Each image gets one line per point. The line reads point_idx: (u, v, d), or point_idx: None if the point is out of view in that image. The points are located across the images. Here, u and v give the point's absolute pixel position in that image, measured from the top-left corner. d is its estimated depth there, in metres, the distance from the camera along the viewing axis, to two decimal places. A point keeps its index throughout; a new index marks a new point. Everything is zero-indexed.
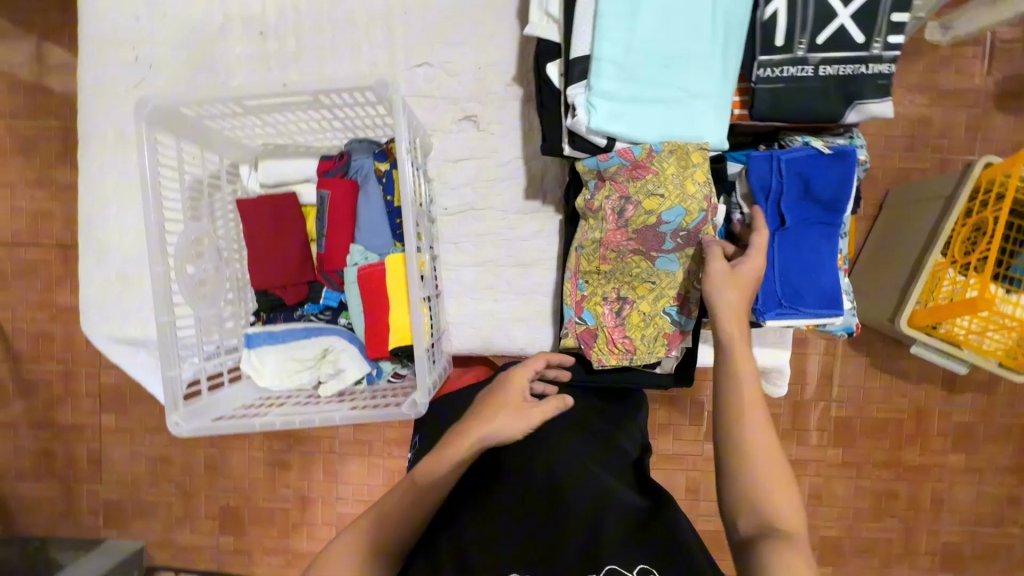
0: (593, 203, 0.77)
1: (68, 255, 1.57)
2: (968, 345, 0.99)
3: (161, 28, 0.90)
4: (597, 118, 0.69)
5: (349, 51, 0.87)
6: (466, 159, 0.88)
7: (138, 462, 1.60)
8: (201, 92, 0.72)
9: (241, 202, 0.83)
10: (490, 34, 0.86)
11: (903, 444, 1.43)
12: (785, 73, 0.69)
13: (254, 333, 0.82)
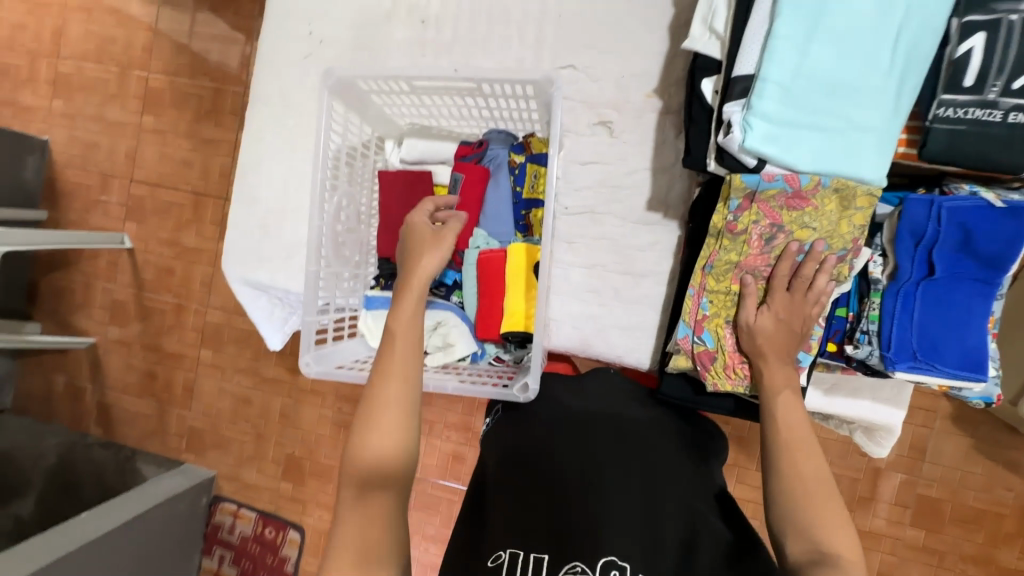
0: (736, 225, 0.75)
1: (197, 202, 1.74)
2: None
3: (335, 8, 0.98)
4: (752, 138, 0.67)
5: (502, 47, 0.92)
6: (595, 162, 0.90)
7: (224, 398, 1.75)
8: (376, 69, 0.79)
9: (382, 171, 0.91)
10: (638, 45, 0.87)
11: (999, 542, 1.40)
12: (969, 115, 0.68)
13: (375, 295, 0.90)
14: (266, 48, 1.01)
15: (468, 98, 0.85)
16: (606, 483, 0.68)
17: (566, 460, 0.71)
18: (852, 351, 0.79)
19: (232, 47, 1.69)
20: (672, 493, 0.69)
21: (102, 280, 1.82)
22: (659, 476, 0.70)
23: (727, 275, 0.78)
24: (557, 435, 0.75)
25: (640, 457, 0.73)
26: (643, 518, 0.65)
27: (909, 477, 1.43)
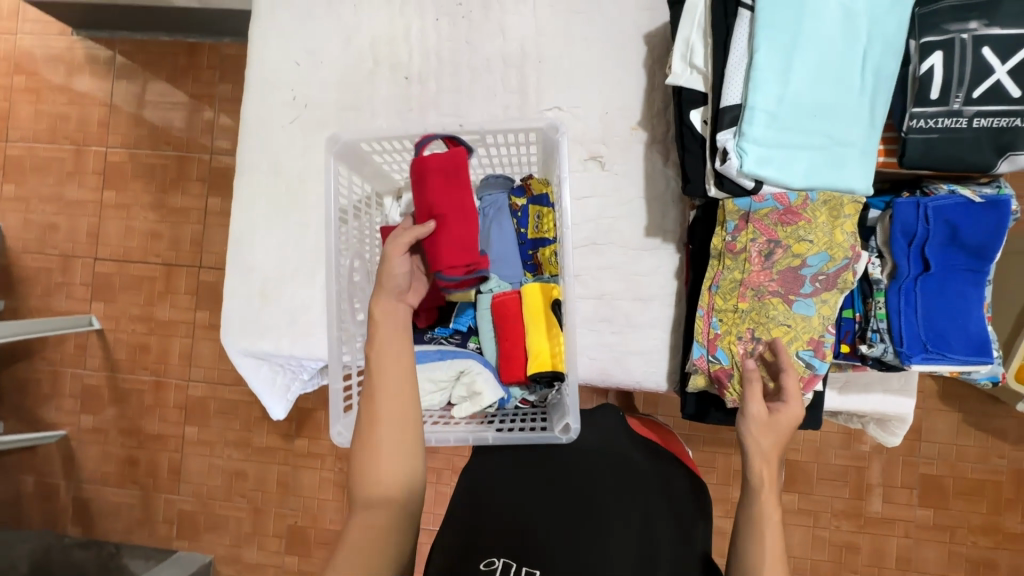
0: (735, 245, 0.79)
1: (169, 273, 1.68)
2: None
3: (316, 71, 0.99)
4: (748, 163, 0.71)
5: (485, 96, 0.94)
6: (593, 197, 0.92)
7: (216, 474, 1.66)
8: (384, 131, 0.82)
9: (384, 228, 0.89)
10: (617, 82, 0.92)
11: (1003, 510, 1.47)
12: (940, 124, 0.74)
13: None
14: (248, 118, 1.01)
15: (466, 148, 0.88)
16: (604, 531, 0.69)
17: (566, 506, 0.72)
18: (867, 350, 0.82)
19: (193, 113, 1.67)
20: (668, 546, 0.70)
21: (70, 367, 1.71)
22: (659, 524, 0.71)
23: (733, 293, 0.81)
24: (559, 479, 0.77)
25: (642, 504, 0.73)
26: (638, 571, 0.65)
27: (910, 459, 1.49)
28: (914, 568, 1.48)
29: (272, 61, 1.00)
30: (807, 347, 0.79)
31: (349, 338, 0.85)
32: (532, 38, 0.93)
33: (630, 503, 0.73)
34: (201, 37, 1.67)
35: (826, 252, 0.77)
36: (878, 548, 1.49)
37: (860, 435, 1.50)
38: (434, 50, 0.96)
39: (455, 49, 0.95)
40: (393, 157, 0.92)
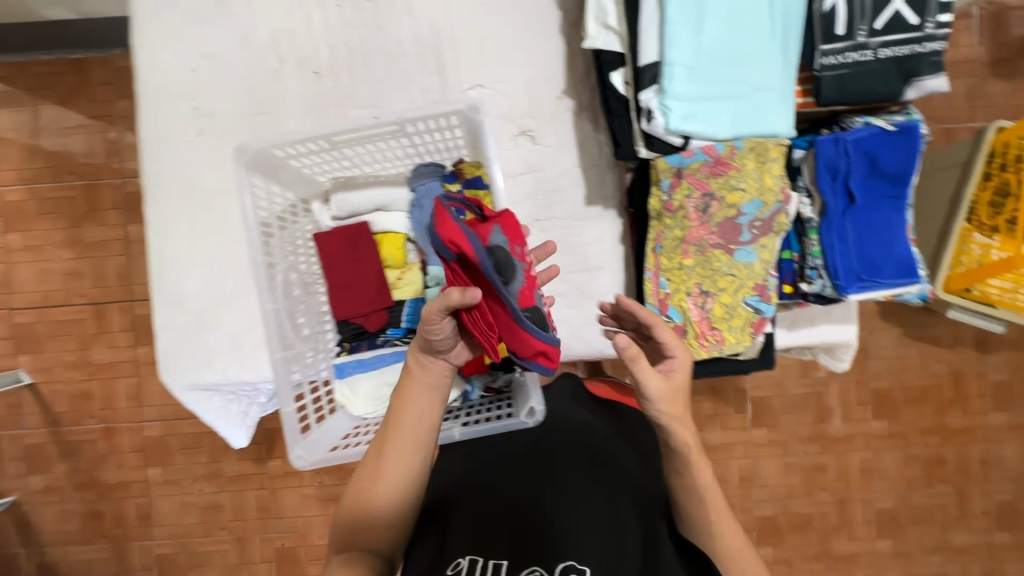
0: (672, 203, 0.82)
1: (99, 312, 1.56)
2: (1002, 303, 1.26)
3: (216, 77, 0.93)
4: (673, 120, 0.72)
5: (406, 84, 0.91)
6: (526, 172, 0.91)
7: (189, 511, 1.59)
8: (294, 133, 0.77)
9: (318, 235, 0.86)
10: (535, 51, 0.89)
11: (946, 409, 1.60)
12: (849, 58, 0.78)
13: (344, 363, 0.85)
14: (148, 133, 0.93)
15: (389, 141, 0.84)
16: (562, 509, 0.71)
17: (521, 489, 0.74)
18: (807, 287, 0.88)
19: (94, 136, 1.54)
20: (628, 503, 0.73)
21: (6, 429, 1.58)
22: (619, 483, 0.75)
23: (676, 251, 0.84)
24: (513, 466, 0.79)
25: (597, 473, 0.76)
26: (605, 535, 0.68)
27: (860, 377, 1.59)
28: (876, 476, 1.60)
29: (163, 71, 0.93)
30: (754, 294, 0.83)
31: (300, 356, 0.83)
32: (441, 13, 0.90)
33: (584, 475, 0.76)
34: (87, 52, 1.52)
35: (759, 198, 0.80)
36: (843, 463, 1.60)
37: (814, 363, 1.59)
38: (341, 40, 0.92)
39: (362, 36, 0.91)
40: (312, 158, 0.86)
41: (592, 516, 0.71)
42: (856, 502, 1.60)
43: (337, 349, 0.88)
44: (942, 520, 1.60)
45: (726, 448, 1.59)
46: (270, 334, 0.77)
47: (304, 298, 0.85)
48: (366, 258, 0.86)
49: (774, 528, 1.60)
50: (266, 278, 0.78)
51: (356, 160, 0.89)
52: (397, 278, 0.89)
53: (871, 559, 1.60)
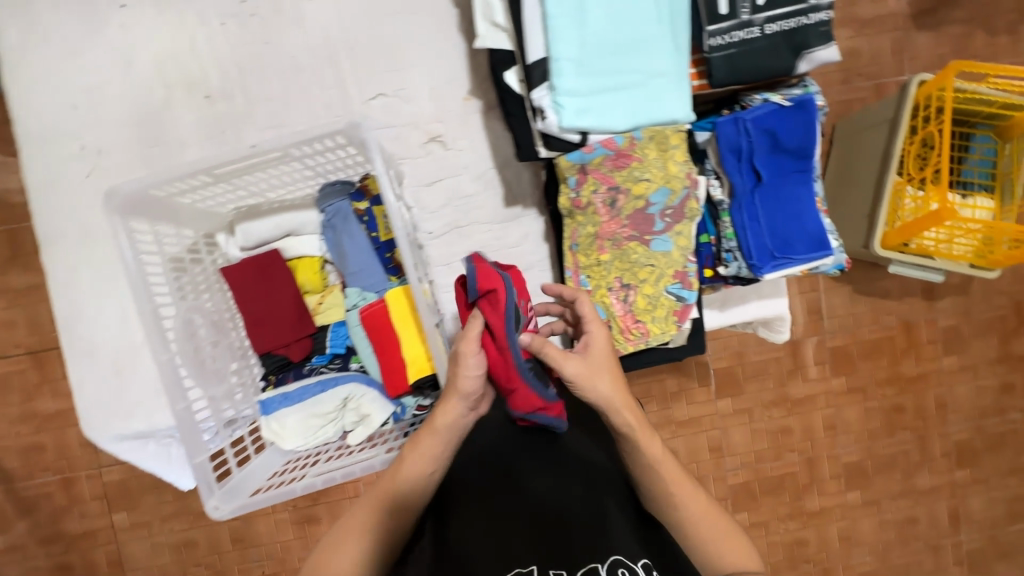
0: (581, 200, 0.91)
1: (40, 361, 1.49)
2: (939, 253, 1.30)
3: (99, 113, 1.11)
4: (567, 116, 0.81)
5: (304, 103, 1.10)
6: (442, 180, 1.09)
7: (162, 552, 1.55)
8: (166, 173, 0.78)
9: (227, 270, 0.92)
10: (442, 59, 1.07)
11: (900, 359, 1.64)
12: (735, 37, 0.84)
13: (269, 399, 0.88)
14: (38, 178, 1.10)
15: (282, 165, 0.86)
16: (514, 530, 0.81)
17: (475, 518, 0.83)
18: (726, 270, 0.95)
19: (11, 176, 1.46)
20: (577, 499, 0.85)
21: None
22: (570, 477, 0.87)
23: (592, 247, 0.93)
24: (464, 495, 0.87)
25: (540, 486, 0.86)
26: (559, 527, 0.81)
27: (816, 338, 1.62)
28: (840, 431, 1.64)
29: (85, 124, 1.11)
30: (674, 280, 0.93)
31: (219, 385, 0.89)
32: (331, 27, 1.08)
33: (530, 490, 0.85)
34: None
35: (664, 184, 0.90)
36: (807, 424, 1.64)
37: None
38: (226, 66, 1.09)
39: (252, 53, 1.09)
40: (201, 193, 0.88)
41: (540, 524, 0.82)
42: (824, 459, 1.65)
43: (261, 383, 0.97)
44: (905, 465, 1.66)
45: (694, 423, 1.61)
46: (166, 380, 0.79)
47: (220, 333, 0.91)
48: (279, 286, 0.94)
49: (748, 493, 1.64)
50: (155, 327, 0.79)
51: (258, 188, 0.93)
52: (317, 302, 0.97)
53: (842, 511, 1.66)
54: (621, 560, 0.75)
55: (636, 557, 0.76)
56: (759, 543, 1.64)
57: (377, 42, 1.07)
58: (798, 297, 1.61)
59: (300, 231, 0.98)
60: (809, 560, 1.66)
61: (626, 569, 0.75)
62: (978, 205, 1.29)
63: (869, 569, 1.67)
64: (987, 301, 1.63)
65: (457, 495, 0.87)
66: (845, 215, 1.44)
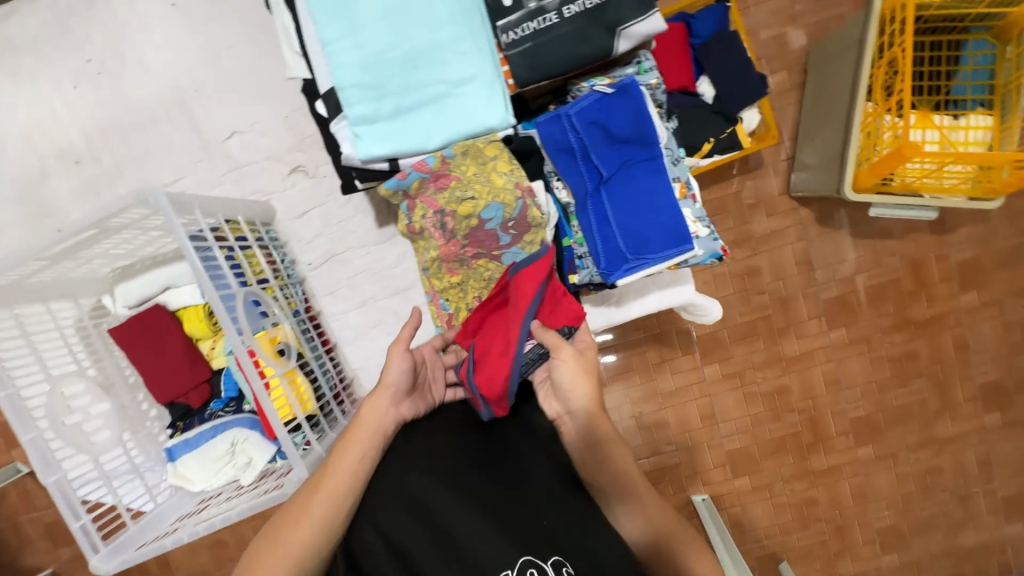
0: (415, 226, 0.92)
1: None
2: (926, 188, 1.15)
3: (7, 184, 1.17)
4: (366, 146, 0.84)
5: (169, 153, 1.15)
6: (314, 208, 1.14)
7: (199, 551, 1.61)
8: (3, 264, 0.84)
9: (115, 329, 1.00)
10: (288, 87, 1.12)
11: (908, 303, 1.49)
12: (529, 29, 0.81)
13: (174, 445, 0.97)
14: None
15: (115, 234, 0.94)
16: (417, 546, 0.71)
17: (366, 535, 0.72)
18: (581, 277, 0.92)
19: None
20: (501, 497, 0.75)
21: (23, 511, 1.61)
22: (488, 477, 0.77)
23: (442, 271, 0.94)
24: (368, 506, 0.74)
25: (450, 488, 0.74)
26: (479, 532, 0.70)
27: (808, 291, 1.50)
28: (844, 386, 1.53)
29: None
30: None
31: (135, 432, 1.02)
32: (178, 74, 1.13)
33: (429, 499, 0.73)
34: None
35: (494, 198, 0.88)
36: (806, 382, 1.54)
37: (756, 287, 1.50)
38: (98, 128, 1.15)
39: (111, 114, 1.14)
40: (60, 268, 0.96)
41: (446, 536, 0.71)
42: (828, 416, 1.55)
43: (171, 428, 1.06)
44: (923, 414, 1.53)
45: (682, 392, 1.55)
46: (40, 457, 0.87)
47: (120, 391, 1.02)
48: (162, 339, 1.01)
49: (748, 457, 1.57)
50: (21, 411, 0.86)
51: (124, 253, 1.02)
52: (210, 348, 1.05)
53: (854, 467, 1.56)
54: (531, 559, 0.68)
55: (546, 553, 0.69)
56: (766, 506, 1.58)
57: (235, 82, 1.12)
58: (784, 250, 1.48)
59: (178, 282, 1.04)
60: (821, 519, 1.58)
61: (537, 570, 0.68)
62: (971, 128, 1.10)
63: (890, 523, 1.58)
64: (1010, 227, 1.44)
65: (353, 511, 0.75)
66: (821, 151, 1.31)
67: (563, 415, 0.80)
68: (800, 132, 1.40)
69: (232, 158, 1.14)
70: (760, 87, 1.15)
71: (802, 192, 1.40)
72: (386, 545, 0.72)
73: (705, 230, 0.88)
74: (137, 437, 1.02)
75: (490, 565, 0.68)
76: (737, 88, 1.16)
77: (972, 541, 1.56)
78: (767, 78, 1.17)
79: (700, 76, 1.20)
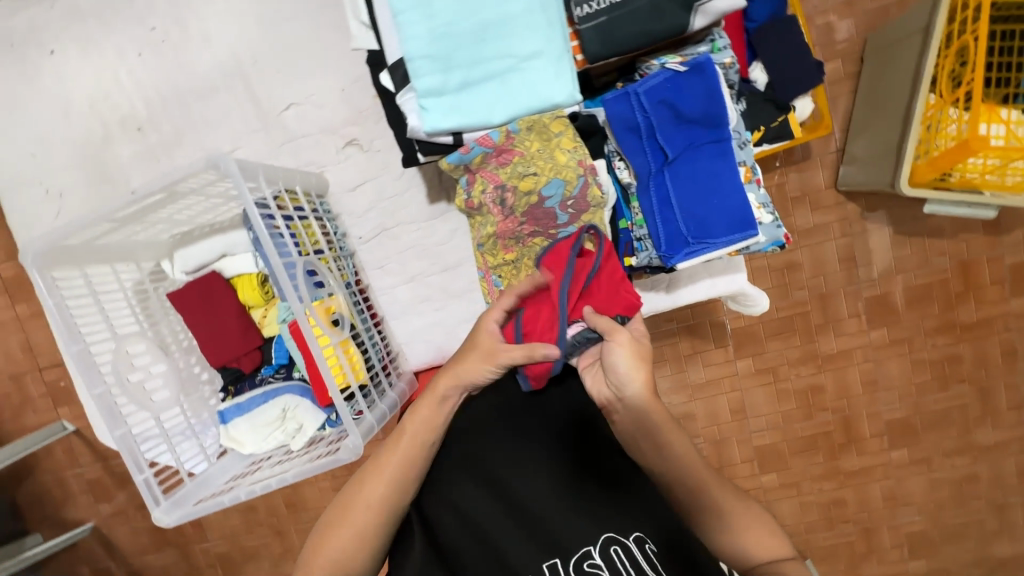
0: (473, 202, 0.92)
1: None
2: (988, 186, 1.10)
3: (70, 150, 1.21)
4: (431, 118, 0.84)
5: (226, 124, 1.17)
6: (365, 183, 1.16)
7: (231, 514, 1.70)
8: (74, 224, 0.87)
9: (172, 295, 1.03)
10: (344, 60, 1.12)
11: (956, 305, 1.44)
12: (604, 3, 0.80)
13: (226, 409, 1.01)
14: (21, 223, 1.23)
15: (182, 199, 0.96)
16: (499, 526, 0.75)
17: (448, 519, 0.76)
18: (639, 259, 0.94)
19: None
20: (573, 478, 0.77)
21: (68, 466, 1.68)
22: (558, 458, 0.79)
23: (497, 248, 0.94)
24: (444, 490, 0.77)
25: (525, 474, 0.77)
26: (559, 512, 0.75)
27: (850, 289, 1.46)
28: (882, 387, 1.50)
29: (45, 162, 1.21)
30: None
31: (191, 394, 1.05)
32: (237, 44, 1.14)
33: (506, 483, 0.77)
34: None
35: (556, 175, 0.88)
36: (841, 381, 1.51)
37: (797, 282, 1.46)
38: (157, 97, 1.17)
39: (170, 83, 1.17)
40: (125, 231, 0.99)
41: (526, 515, 0.76)
42: (862, 417, 1.52)
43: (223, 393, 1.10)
44: (963, 420, 1.49)
45: (713, 385, 1.54)
46: (106, 411, 0.90)
47: (177, 354, 1.06)
48: (217, 305, 1.04)
49: (776, 454, 1.56)
50: (90, 367, 0.90)
51: (185, 220, 1.05)
52: (262, 316, 1.08)
53: (887, 470, 1.53)
54: (613, 538, 0.73)
55: (628, 531, 0.74)
56: (792, 503, 1.57)
57: (291, 53, 1.13)
58: (827, 245, 1.44)
59: (233, 250, 1.07)
60: (848, 521, 1.56)
61: (620, 547, 0.72)
62: None
63: (919, 528, 1.55)
64: None
65: (430, 496, 0.78)
66: (871, 143, 1.28)
67: (615, 401, 0.75)
68: (851, 123, 1.36)
69: (287, 130, 1.15)
70: (813, 75, 1.11)
71: (848, 187, 1.37)
72: (472, 531, 0.76)
73: (770, 216, 0.91)
74: (190, 400, 1.05)
75: (572, 541, 0.73)
76: (793, 75, 1.12)
77: (1004, 553, 1.53)
78: (824, 64, 1.13)
79: (753, 61, 1.16)
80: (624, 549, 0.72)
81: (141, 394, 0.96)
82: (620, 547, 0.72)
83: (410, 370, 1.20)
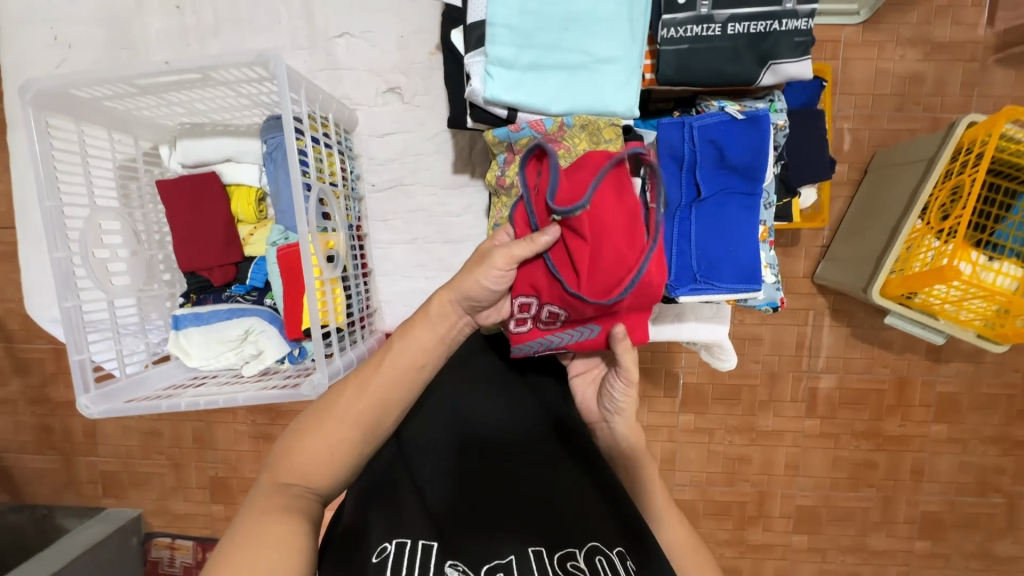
0: (505, 180, 0.92)
1: None
2: (944, 315, 1.19)
3: (93, 5, 1.13)
4: (490, 88, 0.86)
5: (270, 30, 1.12)
6: (394, 133, 1.14)
7: (131, 434, 1.58)
8: (85, 78, 0.84)
9: (161, 182, 1.00)
10: (409, 6, 1.10)
11: (884, 416, 1.54)
12: (690, 32, 0.83)
13: (182, 315, 0.96)
14: (15, 63, 1.15)
15: (210, 87, 0.92)
16: (483, 501, 0.74)
17: (434, 482, 0.75)
18: None
19: None
20: (562, 466, 0.80)
21: None
22: (549, 444, 0.82)
23: None
24: (434, 454, 0.78)
25: (518, 454, 0.80)
26: (547, 504, 0.75)
27: (799, 374, 1.54)
28: (801, 473, 1.58)
29: (65, 7, 1.14)
30: None
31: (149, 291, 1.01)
32: None
33: (497, 458, 0.79)
34: None
35: None
36: (768, 457, 1.58)
37: (754, 354, 1.53)
38: None
39: None
40: (133, 102, 0.96)
41: (514, 500, 0.75)
42: (777, 496, 1.59)
43: (183, 299, 1.05)
44: (862, 521, 1.59)
45: (652, 430, 1.57)
46: (59, 278, 0.87)
47: (146, 245, 1.01)
48: (203, 208, 1.00)
49: (690, 511, 1.60)
50: (56, 228, 0.87)
51: (202, 110, 1.00)
52: (249, 234, 1.04)
53: (784, 551, 1.61)
54: (598, 547, 0.70)
55: (612, 543, 0.71)
56: None
57: None
58: (791, 329, 1.52)
59: (239, 158, 1.02)
60: None
61: (604, 558, 0.69)
62: (1003, 273, 1.12)
63: None
64: (997, 376, 1.50)
65: (417, 456, 0.78)
66: (857, 247, 1.36)
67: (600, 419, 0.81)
68: (842, 227, 1.44)
69: (331, 58, 1.12)
70: (823, 168, 1.16)
71: (820, 281, 1.46)
72: (457, 501, 0.74)
73: (773, 277, 1.01)
74: (147, 296, 1.01)
75: (556, 535, 0.71)
76: (809, 162, 1.16)
77: None
78: (835, 165, 1.19)
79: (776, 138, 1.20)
80: (608, 560, 0.69)
81: (100, 272, 0.92)
82: (605, 557, 0.69)
83: (382, 330, 1.20)
